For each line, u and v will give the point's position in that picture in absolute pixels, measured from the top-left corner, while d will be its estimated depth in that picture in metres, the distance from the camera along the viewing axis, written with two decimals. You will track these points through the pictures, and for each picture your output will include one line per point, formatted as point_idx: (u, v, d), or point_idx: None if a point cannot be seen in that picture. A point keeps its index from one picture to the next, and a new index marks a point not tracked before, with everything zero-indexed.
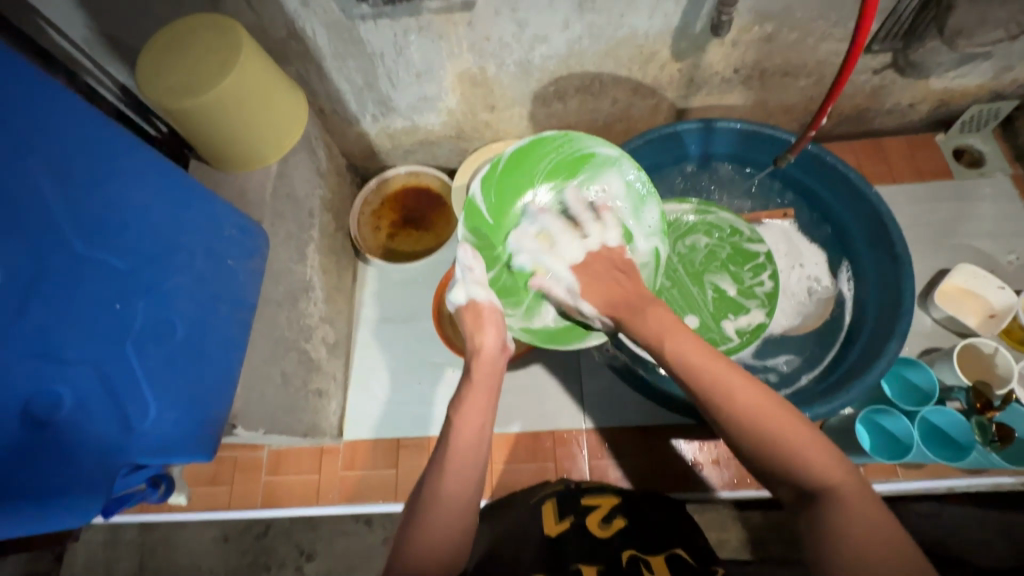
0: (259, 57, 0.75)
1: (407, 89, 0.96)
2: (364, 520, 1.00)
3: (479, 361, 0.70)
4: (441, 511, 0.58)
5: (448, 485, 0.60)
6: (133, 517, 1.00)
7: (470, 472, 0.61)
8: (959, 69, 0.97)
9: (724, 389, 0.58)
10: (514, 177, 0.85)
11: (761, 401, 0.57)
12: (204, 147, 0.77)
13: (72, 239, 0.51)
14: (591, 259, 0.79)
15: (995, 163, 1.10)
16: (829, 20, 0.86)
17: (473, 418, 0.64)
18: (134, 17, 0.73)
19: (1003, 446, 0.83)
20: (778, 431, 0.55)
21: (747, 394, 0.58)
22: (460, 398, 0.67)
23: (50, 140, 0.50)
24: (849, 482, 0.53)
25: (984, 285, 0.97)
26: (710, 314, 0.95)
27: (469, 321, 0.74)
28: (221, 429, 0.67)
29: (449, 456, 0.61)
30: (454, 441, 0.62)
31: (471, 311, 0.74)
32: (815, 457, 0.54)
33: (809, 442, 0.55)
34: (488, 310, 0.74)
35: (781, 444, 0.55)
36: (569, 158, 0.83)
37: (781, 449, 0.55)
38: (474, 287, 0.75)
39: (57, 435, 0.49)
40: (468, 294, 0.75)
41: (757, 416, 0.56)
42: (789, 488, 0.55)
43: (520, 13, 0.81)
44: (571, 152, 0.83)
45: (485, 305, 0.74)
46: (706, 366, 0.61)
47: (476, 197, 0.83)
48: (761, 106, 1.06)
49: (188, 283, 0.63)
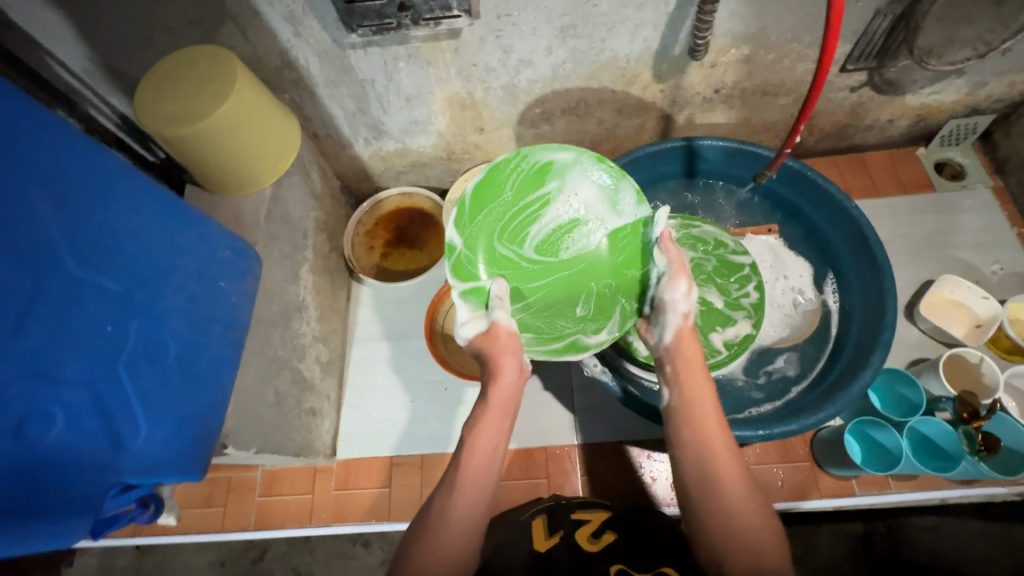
0: (253, 85, 0.77)
1: (398, 114, 0.99)
2: (362, 541, 0.99)
3: (497, 383, 0.70)
4: (449, 531, 0.60)
5: (455, 507, 0.61)
6: (128, 540, 1.00)
7: (479, 492, 0.63)
8: (934, 85, 1.00)
9: (717, 459, 0.63)
10: (482, 208, 0.81)
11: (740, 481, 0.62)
12: (199, 172, 0.80)
13: (68, 265, 0.53)
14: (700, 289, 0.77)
15: (975, 175, 1.12)
16: (804, 41, 0.89)
17: (487, 442, 0.65)
18: (132, 48, 0.76)
19: (990, 455, 0.81)
20: (739, 510, 0.61)
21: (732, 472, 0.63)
22: (473, 423, 0.67)
23: (45, 168, 0.51)
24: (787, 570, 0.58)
25: (969, 295, 0.98)
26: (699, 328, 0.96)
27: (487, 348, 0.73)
28: (213, 448, 0.68)
29: (459, 483, 0.63)
30: (464, 468, 0.63)
31: (491, 334, 0.74)
32: (768, 544, 0.59)
33: (762, 528, 0.60)
34: (506, 336, 0.74)
35: (739, 521, 0.60)
36: (528, 174, 0.81)
37: (740, 528, 0.60)
38: (496, 314, 0.75)
39: (46, 456, 0.50)
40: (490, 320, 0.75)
41: (728, 485, 0.62)
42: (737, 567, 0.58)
43: (505, 40, 0.84)
44: (528, 167, 0.81)
45: (502, 331, 0.74)
46: (709, 431, 0.66)
47: (454, 242, 0.80)
48: (743, 124, 1.09)
49: (181, 305, 0.65)
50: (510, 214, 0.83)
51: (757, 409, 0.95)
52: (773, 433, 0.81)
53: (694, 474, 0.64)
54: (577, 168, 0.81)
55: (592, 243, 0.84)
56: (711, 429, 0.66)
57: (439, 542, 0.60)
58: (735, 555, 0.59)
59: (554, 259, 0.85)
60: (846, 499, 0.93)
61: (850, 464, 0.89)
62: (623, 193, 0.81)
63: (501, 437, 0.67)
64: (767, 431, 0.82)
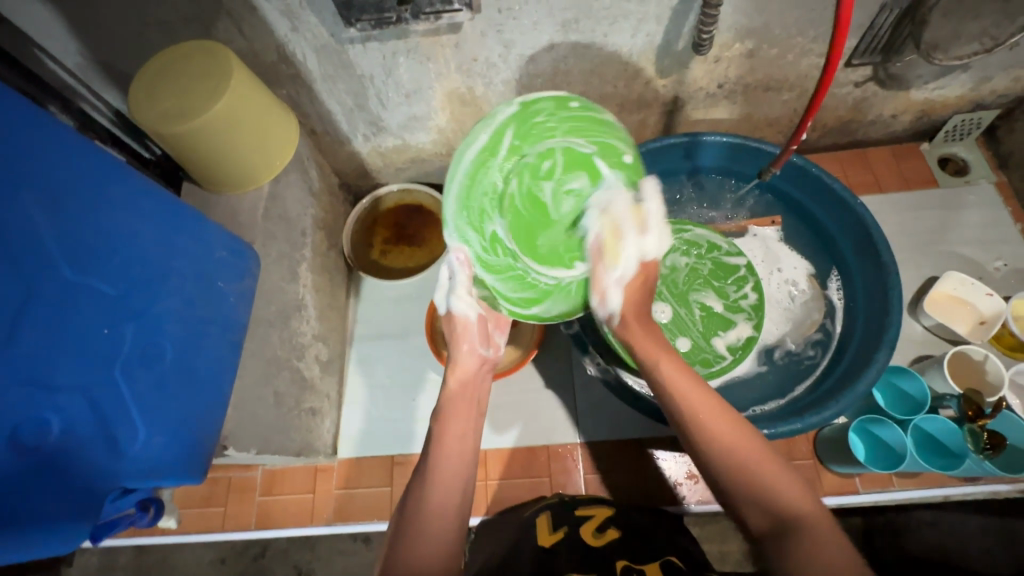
0: (250, 80, 0.76)
1: (397, 109, 0.98)
2: (363, 539, 0.98)
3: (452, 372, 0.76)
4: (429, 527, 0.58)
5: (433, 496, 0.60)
6: (127, 540, 0.99)
7: (455, 490, 0.61)
8: (938, 80, 0.99)
9: (708, 426, 0.60)
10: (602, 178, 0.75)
11: (734, 429, 0.60)
12: (195, 170, 0.79)
13: (63, 267, 0.52)
14: (644, 271, 0.76)
15: (979, 170, 1.12)
16: (809, 36, 0.88)
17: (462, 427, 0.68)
18: (125, 42, 0.74)
19: (995, 453, 0.82)
20: (750, 462, 0.57)
21: (726, 428, 0.59)
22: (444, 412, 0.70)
23: (35, 171, 0.50)
24: (813, 512, 0.54)
25: (973, 291, 0.98)
26: (700, 334, 0.98)
27: (448, 331, 0.80)
28: (213, 451, 0.68)
29: (434, 473, 0.62)
30: (437, 456, 0.64)
31: (446, 320, 0.80)
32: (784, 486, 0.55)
33: (778, 474, 0.56)
34: (462, 326, 0.79)
35: (755, 476, 0.56)
36: (571, 118, 0.72)
37: (755, 481, 0.56)
38: (454, 300, 0.78)
39: (45, 464, 0.49)
40: (449, 306, 0.79)
41: (724, 437, 0.59)
42: (759, 521, 0.55)
43: (506, 34, 0.82)
44: (571, 115, 0.72)
45: (459, 319, 0.79)
46: (691, 397, 0.63)
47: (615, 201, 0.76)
48: (746, 119, 1.08)
49: (178, 307, 0.64)
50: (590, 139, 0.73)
51: (762, 407, 0.94)
52: (778, 432, 0.81)
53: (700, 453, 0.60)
54: (576, 98, 0.71)
55: (473, 160, 0.73)
56: (691, 391, 0.63)
57: (423, 531, 0.57)
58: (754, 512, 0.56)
59: (546, 218, 0.81)
60: (849, 497, 0.94)
61: (854, 462, 0.88)
62: (488, 131, 0.72)
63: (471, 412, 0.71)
64: (772, 430, 0.81)
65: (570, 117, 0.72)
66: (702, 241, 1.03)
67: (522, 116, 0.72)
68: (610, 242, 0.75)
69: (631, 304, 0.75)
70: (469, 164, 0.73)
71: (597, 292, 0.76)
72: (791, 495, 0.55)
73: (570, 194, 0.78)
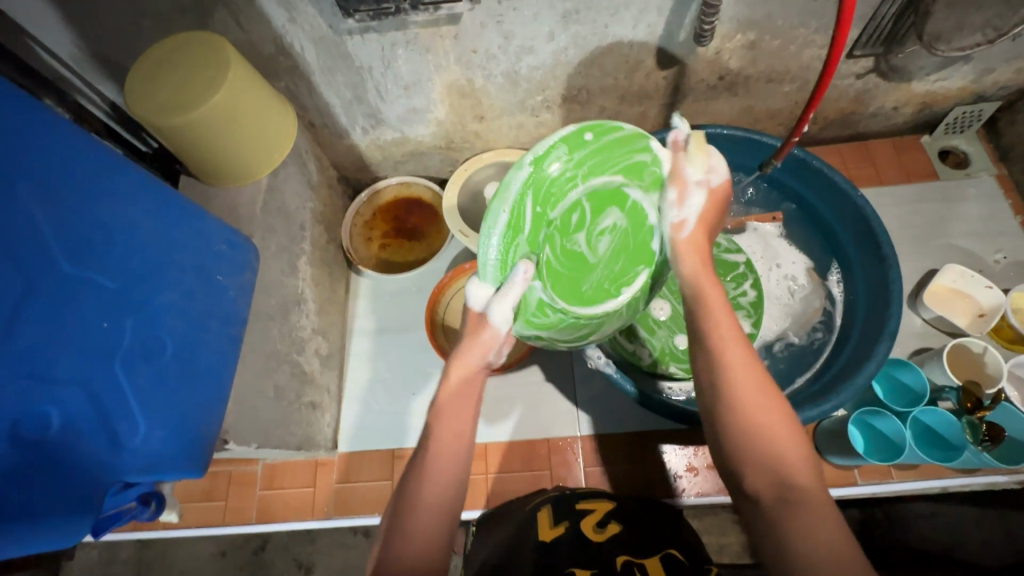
0: (248, 72, 0.75)
1: (396, 102, 0.97)
2: (362, 532, 0.99)
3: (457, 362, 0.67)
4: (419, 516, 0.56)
5: (423, 491, 0.57)
6: (128, 534, 0.99)
7: (448, 479, 0.58)
8: (940, 72, 0.99)
9: (741, 378, 0.57)
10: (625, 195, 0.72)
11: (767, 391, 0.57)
12: (193, 163, 0.78)
13: (61, 260, 0.51)
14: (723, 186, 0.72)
15: (979, 163, 1.11)
16: (811, 27, 0.88)
17: (459, 415, 0.62)
18: (122, 35, 0.74)
19: (995, 445, 0.82)
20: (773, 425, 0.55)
21: (761, 386, 0.57)
22: (438, 402, 0.64)
23: (33, 163, 0.50)
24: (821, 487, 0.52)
25: (973, 284, 0.98)
26: None
27: (469, 326, 0.69)
28: (213, 446, 0.68)
29: (429, 457, 0.59)
30: (432, 454, 0.59)
31: (472, 319, 0.68)
32: (800, 457, 0.54)
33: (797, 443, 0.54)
34: (489, 336, 0.67)
35: (775, 440, 0.54)
36: (586, 153, 0.66)
37: (772, 446, 0.54)
38: (495, 305, 0.66)
39: (45, 457, 0.49)
40: (486, 306, 0.67)
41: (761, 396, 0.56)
42: (765, 484, 0.53)
43: (506, 26, 0.82)
44: (585, 150, 0.66)
45: (489, 330, 0.67)
46: (731, 350, 0.59)
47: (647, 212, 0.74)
48: (747, 111, 1.07)
49: (178, 300, 0.64)
50: (606, 164, 0.68)
51: None
52: None
53: (719, 405, 0.57)
54: (590, 129, 0.64)
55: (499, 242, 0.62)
56: (733, 342, 0.60)
57: (411, 531, 0.55)
58: (763, 473, 0.53)
59: (583, 263, 0.75)
60: (849, 488, 0.94)
61: (853, 454, 0.88)
62: (506, 208, 0.61)
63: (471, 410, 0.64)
64: None
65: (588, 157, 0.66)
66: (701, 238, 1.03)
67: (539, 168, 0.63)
68: (679, 156, 0.71)
69: (700, 229, 0.71)
70: (497, 248, 0.63)
71: (677, 185, 0.71)
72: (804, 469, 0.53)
73: (604, 233, 0.74)
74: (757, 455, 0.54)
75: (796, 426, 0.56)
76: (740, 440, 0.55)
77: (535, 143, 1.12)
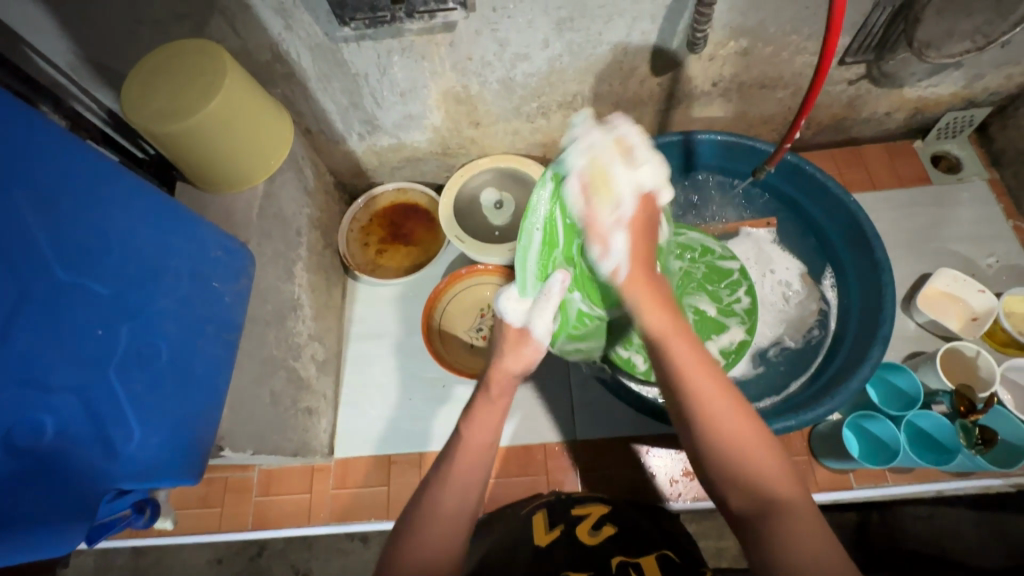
0: (244, 79, 0.76)
1: (392, 108, 0.98)
2: (360, 538, 0.98)
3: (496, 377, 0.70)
4: (439, 522, 0.58)
5: (445, 495, 0.59)
6: (123, 542, 0.99)
7: (470, 487, 0.61)
8: (932, 78, 1.00)
9: (706, 402, 0.57)
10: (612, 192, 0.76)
11: (735, 410, 0.57)
12: (189, 170, 0.78)
13: (56, 268, 0.52)
14: (643, 205, 0.71)
15: (971, 168, 1.12)
16: (803, 34, 0.89)
17: (484, 424, 0.65)
18: (118, 42, 0.74)
19: (987, 448, 0.83)
20: (743, 444, 0.55)
21: (726, 407, 0.57)
22: (471, 410, 0.67)
23: (30, 171, 0.50)
24: (798, 501, 0.52)
25: (965, 288, 0.99)
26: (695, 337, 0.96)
27: (509, 340, 0.74)
28: (207, 452, 0.68)
29: (453, 467, 0.62)
30: (455, 463, 0.62)
31: (512, 334, 0.74)
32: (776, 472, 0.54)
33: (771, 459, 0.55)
34: (532, 349, 0.72)
35: (746, 460, 0.55)
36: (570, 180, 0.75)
37: (744, 466, 0.55)
38: (535, 318, 0.73)
39: (39, 465, 0.49)
40: (526, 322, 0.74)
41: (727, 417, 0.56)
42: (743, 503, 0.54)
43: (500, 33, 0.82)
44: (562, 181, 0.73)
45: (531, 343, 0.73)
46: (694, 374, 0.59)
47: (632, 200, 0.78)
48: (740, 117, 1.08)
49: (173, 307, 0.64)
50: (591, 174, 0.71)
51: (758, 404, 0.95)
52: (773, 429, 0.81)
53: (692, 428, 0.58)
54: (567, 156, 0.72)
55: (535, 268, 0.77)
56: (695, 367, 0.59)
57: (427, 537, 0.57)
58: (741, 495, 0.55)
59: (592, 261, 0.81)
60: (845, 493, 0.94)
61: (848, 458, 0.89)
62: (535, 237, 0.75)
63: (498, 418, 0.67)
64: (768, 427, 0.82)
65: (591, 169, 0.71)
66: (697, 245, 1.03)
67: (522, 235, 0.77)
68: (600, 177, 0.70)
69: (640, 260, 0.70)
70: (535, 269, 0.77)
71: (597, 239, 0.71)
72: (778, 484, 0.54)
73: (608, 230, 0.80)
74: (734, 477, 0.55)
75: (768, 440, 0.56)
76: (715, 464, 0.56)
77: (530, 148, 1.13)
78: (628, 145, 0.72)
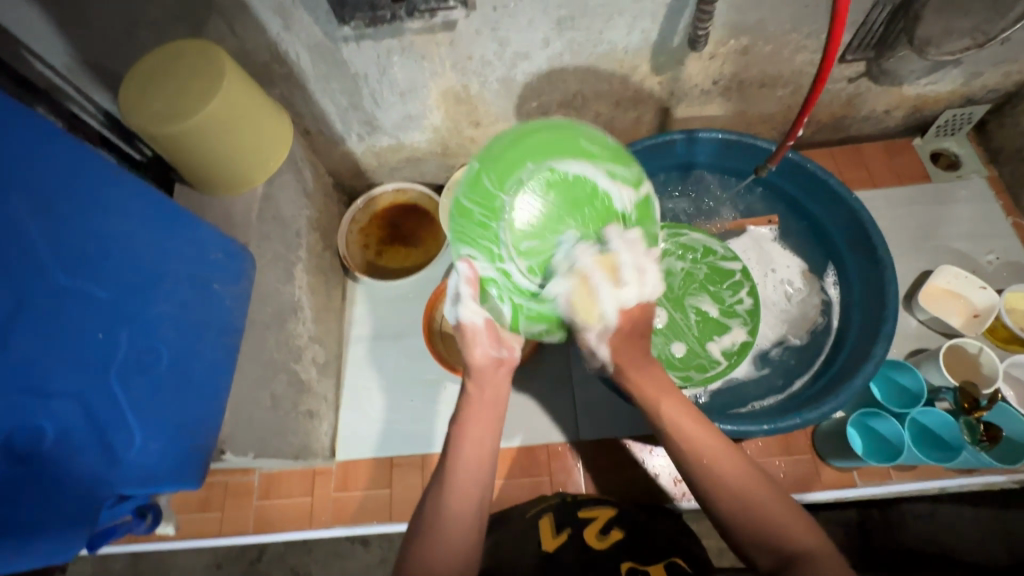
0: (243, 79, 0.75)
1: (391, 108, 0.97)
2: (359, 541, 0.98)
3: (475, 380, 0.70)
4: (441, 522, 0.59)
5: (452, 502, 0.60)
6: (123, 547, 0.98)
7: (472, 488, 0.62)
8: (931, 76, 1.00)
9: (712, 463, 0.61)
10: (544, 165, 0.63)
11: (739, 469, 0.61)
12: (187, 171, 0.77)
13: (55, 271, 0.51)
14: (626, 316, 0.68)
15: (970, 165, 1.13)
16: (803, 32, 0.89)
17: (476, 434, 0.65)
18: (116, 43, 0.73)
19: (992, 445, 0.83)
20: (754, 500, 0.59)
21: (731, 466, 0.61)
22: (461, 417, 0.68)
23: (27, 174, 0.49)
24: (815, 547, 0.55)
25: (966, 285, 0.99)
26: (696, 339, 0.97)
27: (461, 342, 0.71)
28: (210, 456, 0.67)
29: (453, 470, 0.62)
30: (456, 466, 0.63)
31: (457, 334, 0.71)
32: (781, 510, 0.58)
33: (783, 512, 0.58)
34: (472, 334, 0.70)
35: (759, 514, 0.58)
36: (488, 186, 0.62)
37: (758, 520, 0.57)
38: (463, 310, 0.69)
39: (39, 473, 0.48)
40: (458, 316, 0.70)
41: (735, 476, 0.60)
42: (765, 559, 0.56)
43: (501, 32, 0.82)
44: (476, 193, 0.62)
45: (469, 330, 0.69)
46: (697, 440, 0.63)
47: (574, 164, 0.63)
48: (740, 116, 1.08)
49: (173, 310, 0.63)
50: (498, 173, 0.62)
51: (761, 403, 0.95)
52: (778, 427, 0.81)
53: (702, 488, 0.61)
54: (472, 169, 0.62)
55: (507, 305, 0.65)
56: (698, 434, 0.63)
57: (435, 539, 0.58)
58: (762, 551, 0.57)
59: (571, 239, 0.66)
60: (849, 491, 0.94)
61: (852, 456, 0.88)
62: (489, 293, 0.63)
63: (489, 417, 0.68)
64: (772, 426, 0.81)
65: (544, 142, 0.62)
66: (699, 246, 1.03)
67: (469, 233, 0.63)
68: (586, 299, 0.64)
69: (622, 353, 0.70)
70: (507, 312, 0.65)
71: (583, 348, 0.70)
72: (795, 534, 0.56)
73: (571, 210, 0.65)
74: (752, 535, 0.57)
75: (775, 493, 0.60)
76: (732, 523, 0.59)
77: None
78: (618, 262, 0.63)
